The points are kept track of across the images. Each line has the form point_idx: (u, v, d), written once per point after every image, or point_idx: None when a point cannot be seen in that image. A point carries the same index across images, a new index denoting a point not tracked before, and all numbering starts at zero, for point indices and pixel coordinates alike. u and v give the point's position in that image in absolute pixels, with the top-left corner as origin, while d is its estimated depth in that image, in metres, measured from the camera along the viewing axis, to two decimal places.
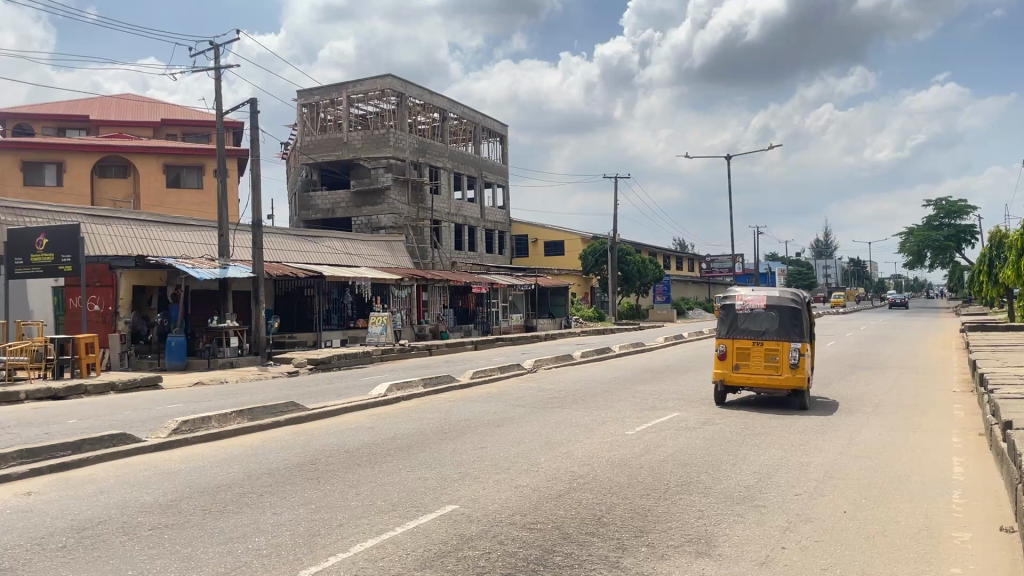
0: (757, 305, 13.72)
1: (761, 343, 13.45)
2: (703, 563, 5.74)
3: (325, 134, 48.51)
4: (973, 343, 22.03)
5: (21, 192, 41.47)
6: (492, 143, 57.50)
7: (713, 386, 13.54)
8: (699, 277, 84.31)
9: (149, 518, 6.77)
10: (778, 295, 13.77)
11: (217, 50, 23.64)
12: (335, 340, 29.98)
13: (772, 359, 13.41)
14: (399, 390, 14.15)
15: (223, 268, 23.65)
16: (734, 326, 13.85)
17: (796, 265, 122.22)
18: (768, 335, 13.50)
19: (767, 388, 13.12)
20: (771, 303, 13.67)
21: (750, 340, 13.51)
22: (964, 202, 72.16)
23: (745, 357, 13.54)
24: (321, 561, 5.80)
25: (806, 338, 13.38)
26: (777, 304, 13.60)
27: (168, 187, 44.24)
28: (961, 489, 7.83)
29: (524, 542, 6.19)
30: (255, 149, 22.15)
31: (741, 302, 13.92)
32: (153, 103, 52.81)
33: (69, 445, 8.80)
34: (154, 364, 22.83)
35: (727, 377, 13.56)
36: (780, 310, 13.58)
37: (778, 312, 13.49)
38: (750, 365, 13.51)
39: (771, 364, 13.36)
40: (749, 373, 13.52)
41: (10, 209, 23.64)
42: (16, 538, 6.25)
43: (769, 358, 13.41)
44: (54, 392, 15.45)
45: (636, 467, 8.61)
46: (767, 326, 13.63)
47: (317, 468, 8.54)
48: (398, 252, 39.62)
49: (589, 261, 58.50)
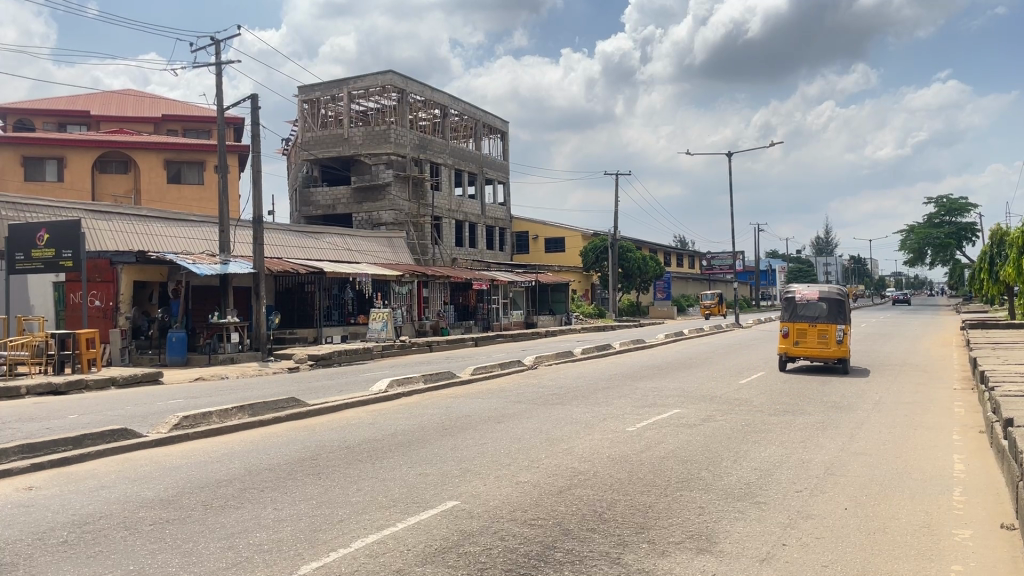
0: (811, 296, 18.90)
1: (815, 325, 18.56)
2: (705, 559, 5.74)
3: (326, 130, 48.44)
4: (974, 341, 22.03)
5: (22, 188, 41.49)
6: (493, 139, 57.47)
7: (779, 355, 18.70)
8: (700, 274, 84.36)
9: (150, 513, 6.77)
10: (827, 291, 18.95)
11: (217, 45, 23.58)
12: (336, 336, 29.94)
13: (824, 337, 18.51)
14: (400, 386, 14.17)
15: (224, 263, 23.49)
16: (794, 312, 18.99)
17: (797, 262, 122.27)
18: (820, 319, 18.63)
19: (820, 356, 18.27)
20: (822, 296, 18.91)
21: (808, 323, 18.63)
22: (964, 200, 72.12)
23: (804, 334, 18.65)
24: (322, 557, 5.80)
25: (848, 322, 18.52)
26: (827, 297, 18.80)
27: (169, 182, 44.23)
28: (962, 486, 7.84)
29: (524, 539, 6.19)
30: (256, 145, 22.11)
31: (799, 295, 19.08)
32: (153, 99, 52.75)
33: (69, 440, 8.80)
34: (155, 360, 22.68)
35: (790, 350, 18.70)
36: (829, 301, 18.77)
37: (827, 303, 18.66)
38: (807, 340, 18.64)
39: (822, 340, 18.48)
40: (806, 347, 18.65)
41: (11, 204, 23.63)
42: (17, 533, 6.25)
43: (821, 336, 18.50)
44: (55, 387, 15.47)
45: (637, 463, 8.61)
46: (819, 312, 18.79)
47: (317, 464, 8.54)
48: (399, 248, 39.59)
49: (590, 257, 58.58)
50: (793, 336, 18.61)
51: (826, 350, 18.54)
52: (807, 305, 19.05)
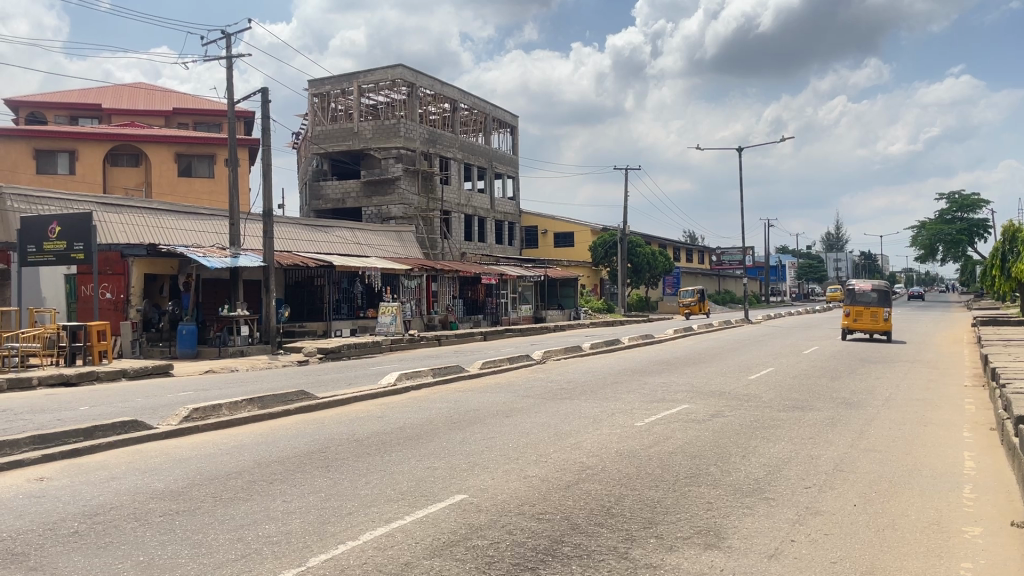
0: (868, 288, 27.37)
1: (870, 307, 27.17)
2: (713, 554, 5.75)
3: (336, 124, 48.47)
4: (986, 338, 21.92)
5: (34, 180, 41.71)
6: (503, 134, 57.41)
7: (843, 329, 27.35)
8: (710, 269, 84.17)
9: (161, 504, 6.82)
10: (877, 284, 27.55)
11: (229, 38, 23.59)
12: (345, 330, 29.91)
13: (875, 315, 27.13)
14: (409, 379, 14.22)
15: (235, 256, 23.51)
16: (854, 298, 27.56)
17: (807, 258, 121.96)
18: (873, 303, 27.23)
19: (872, 329, 26.94)
20: (875, 287, 27.47)
21: (864, 306, 27.27)
22: (976, 196, 71.67)
23: (860, 315, 27.37)
24: (330, 549, 5.83)
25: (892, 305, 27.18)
26: (878, 288, 27.32)
27: (180, 175, 44.39)
28: (971, 483, 7.82)
29: (532, 533, 6.20)
30: (266, 139, 22.14)
31: (856, 286, 27.73)
32: (164, 92, 52.87)
33: (80, 432, 8.86)
34: (165, 352, 22.84)
35: (850, 326, 27.41)
36: (880, 291, 27.37)
37: (879, 293, 27.20)
38: (863, 319, 27.32)
39: (874, 318, 27.09)
40: (862, 323, 27.29)
41: (23, 197, 23.75)
42: (29, 523, 6.31)
43: (873, 315, 27.16)
44: (66, 378, 15.56)
45: (645, 458, 8.61)
46: (871, 299, 27.40)
47: (326, 457, 8.57)
48: (408, 242, 39.63)
49: (599, 252, 58.25)
50: (854, 316, 27.28)
51: (877, 325, 27.19)
52: (863, 293, 27.69)
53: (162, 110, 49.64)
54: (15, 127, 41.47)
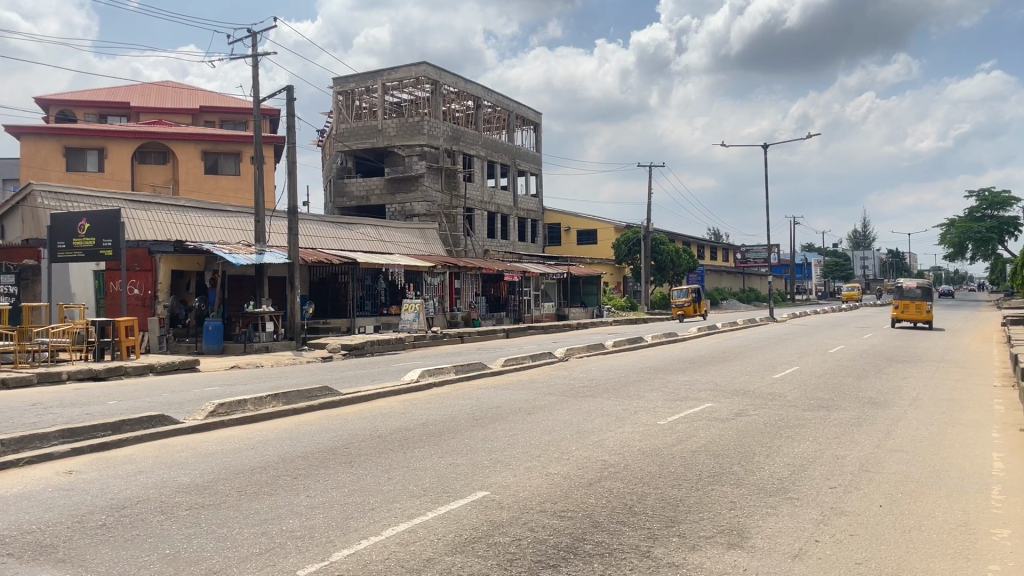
0: (913, 286, 34.52)
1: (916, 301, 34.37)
2: (736, 554, 5.71)
3: (360, 121, 48.71)
4: (1016, 337, 21.57)
5: (65, 178, 42.40)
6: (526, 131, 57.39)
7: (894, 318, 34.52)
8: (735, 267, 83.66)
9: (187, 498, 6.90)
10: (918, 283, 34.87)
11: (254, 36, 23.73)
12: (368, 327, 30.15)
13: (919, 308, 34.41)
14: (432, 376, 14.26)
15: (260, 253, 23.70)
16: (903, 294, 34.72)
17: (834, 255, 120.72)
18: (918, 298, 34.45)
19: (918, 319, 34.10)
20: (918, 286, 34.66)
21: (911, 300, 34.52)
22: (1007, 193, 70.46)
23: (907, 307, 34.64)
24: (353, 545, 5.87)
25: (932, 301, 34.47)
26: (922, 287, 34.51)
27: (206, 173, 44.84)
28: (1000, 484, 7.71)
29: (554, 530, 6.21)
30: (291, 137, 22.26)
31: (903, 285, 34.96)
32: (192, 90, 53.40)
33: (108, 426, 8.98)
34: (192, 348, 23.07)
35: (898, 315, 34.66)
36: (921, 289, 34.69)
37: (922, 290, 34.39)
38: (908, 310, 34.61)
39: (918, 309, 34.40)
40: (909, 314, 34.53)
41: (54, 194, 24.12)
42: (57, 515, 6.41)
43: (917, 307, 34.38)
44: (96, 373, 15.80)
45: (668, 457, 8.57)
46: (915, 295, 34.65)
47: (349, 453, 8.62)
48: (431, 239, 39.74)
49: (622, 250, 58.15)
50: (902, 308, 34.47)
51: (920, 315, 34.45)
52: (908, 290, 34.91)
53: (190, 108, 50.16)
54: (46, 126, 42.14)
